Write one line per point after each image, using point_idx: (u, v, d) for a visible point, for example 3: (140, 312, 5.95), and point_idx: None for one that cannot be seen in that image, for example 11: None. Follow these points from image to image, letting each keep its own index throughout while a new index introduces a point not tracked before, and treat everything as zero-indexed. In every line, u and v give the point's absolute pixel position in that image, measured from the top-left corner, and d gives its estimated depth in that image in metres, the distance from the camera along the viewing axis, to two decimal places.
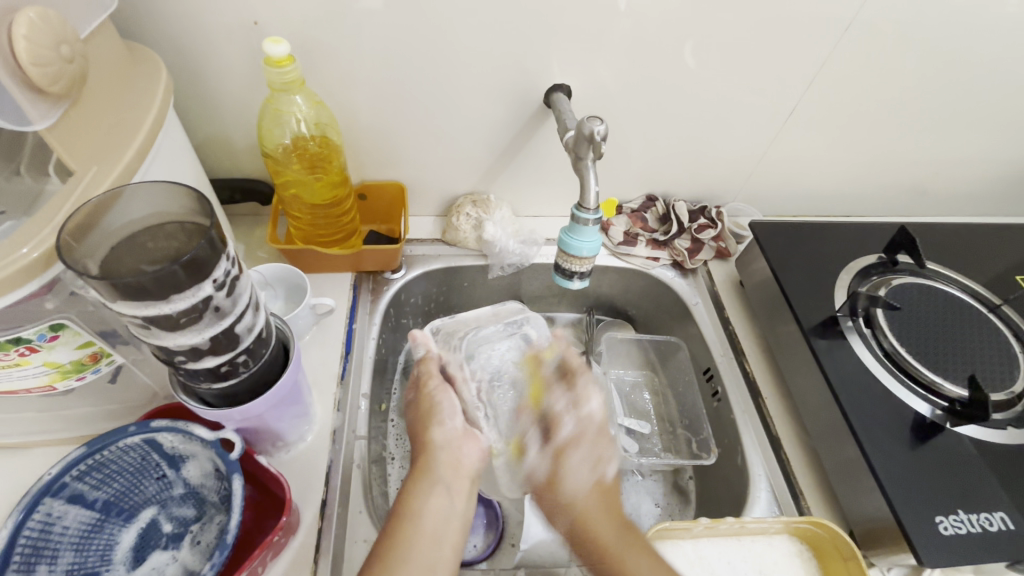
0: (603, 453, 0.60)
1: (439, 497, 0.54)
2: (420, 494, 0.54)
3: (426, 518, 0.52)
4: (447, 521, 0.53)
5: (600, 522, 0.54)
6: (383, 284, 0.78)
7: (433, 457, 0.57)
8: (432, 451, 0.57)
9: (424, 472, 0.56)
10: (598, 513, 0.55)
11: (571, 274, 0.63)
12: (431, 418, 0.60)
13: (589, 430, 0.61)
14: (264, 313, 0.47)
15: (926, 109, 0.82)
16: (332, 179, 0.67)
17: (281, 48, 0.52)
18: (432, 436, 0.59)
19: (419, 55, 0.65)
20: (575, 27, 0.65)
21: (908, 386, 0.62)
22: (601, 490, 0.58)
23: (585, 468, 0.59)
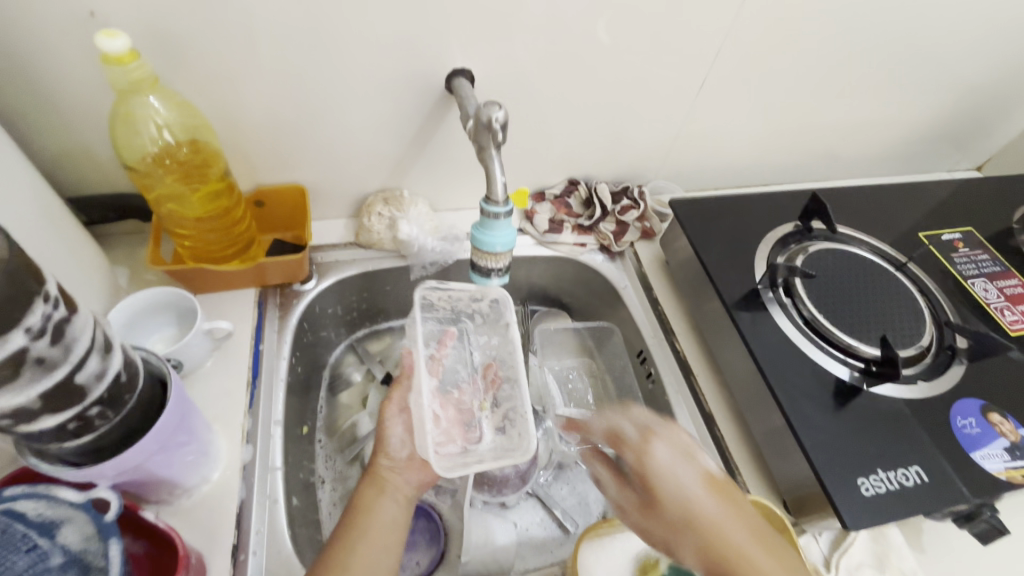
0: (685, 444, 0.51)
1: (388, 502, 0.56)
2: (370, 498, 0.56)
3: (385, 516, 0.55)
4: (393, 522, 0.55)
5: (675, 500, 0.48)
6: (292, 298, 0.71)
7: (377, 470, 0.58)
8: (377, 466, 0.58)
9: (372, 479, 0.57)
10: (720, 513, 0.46)
11: (488, 271, 0.59)
12: (383, 443, 0.60)
13: (662, 432, 0.51)
14: (119, 348, 0.42)
15: (829, 75, 0.84)
16: (214, 188, 0.60)
17: (119, 42, 0.44)
18: (380, 449, 0.60)
19: (303, 45, 0.59)
20: (470, 7, 0.61)
21: (827, 351, 0.63)
22: (712, 483, 0.48)
23: (678, 463, 0.49)
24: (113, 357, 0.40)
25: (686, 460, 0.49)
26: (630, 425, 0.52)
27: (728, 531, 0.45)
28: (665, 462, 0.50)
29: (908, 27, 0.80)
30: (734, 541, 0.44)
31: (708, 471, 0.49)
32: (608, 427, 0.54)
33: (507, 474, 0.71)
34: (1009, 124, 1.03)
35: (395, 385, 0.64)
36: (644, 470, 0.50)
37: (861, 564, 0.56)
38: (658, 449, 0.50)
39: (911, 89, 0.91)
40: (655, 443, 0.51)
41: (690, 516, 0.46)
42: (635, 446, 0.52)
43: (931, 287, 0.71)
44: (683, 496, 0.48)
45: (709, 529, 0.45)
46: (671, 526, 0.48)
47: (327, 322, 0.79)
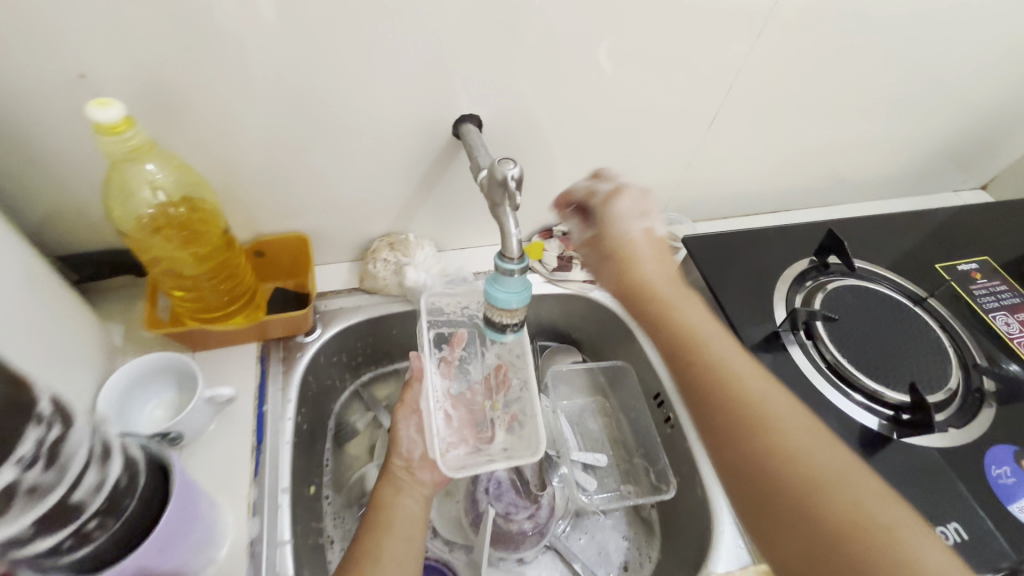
0: (648, 207, 0.61)
1: (405, 499, 0.61)
2: (391, 498, 0.61)
3: (395, 516, 0.59)
4: (414, 518, 0.60)
5: (654, 287, 0.57)
6: (296, 351, 0.68)
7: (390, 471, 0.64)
8: (392, 467, 0.64)
9: (386, 481, 0.63)
10: (660, 279, 0.58)
11: (503, 327, 0.56)
12: (398, 445, 0.66)
13: (637, 198, 0.61)
14: (119, 447, 0.41)
15: (836, 102, 0.83)
16: (212, 246, 0.57)
17: (113, 111, 0.41)
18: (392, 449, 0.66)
19: (303, 96, 0.56)
20: (477, 52, 0.59)
21: (853, 398, 0.61)
22: (654, 242, 0.60)
23: (636, 217, 0.60)
24: (112, 463, 0.39)
25: (642, 219, 0.60)
26: (618, 207, 0.60)
27: (749, 383, 0.49)
28: (650, 252, 0.60)
29: (914, 55, 0.79)
30: (753, 388, 0.49)
31: (721, 330, 0.55)
32: (582, 216, 0.64)
33: (523, 531, 0.69)
34: (1015, 143, 1.02)
35: (408, 387, 0.71)
36: (666, 317, 0.55)
37: None
38: (687, 310, 0.56)
39: (917, 112, 0.90)
40: (619, 197, 0.61)
41: (693, 364, 0.51)
42: (608, 235, 0.60)
43: (952, 321, 0.69)
44: (625, 236, 0.60)
45: (740, 383, 0.49)
46: (615, 250, 0.60)
47: (332, 371, 0.76)
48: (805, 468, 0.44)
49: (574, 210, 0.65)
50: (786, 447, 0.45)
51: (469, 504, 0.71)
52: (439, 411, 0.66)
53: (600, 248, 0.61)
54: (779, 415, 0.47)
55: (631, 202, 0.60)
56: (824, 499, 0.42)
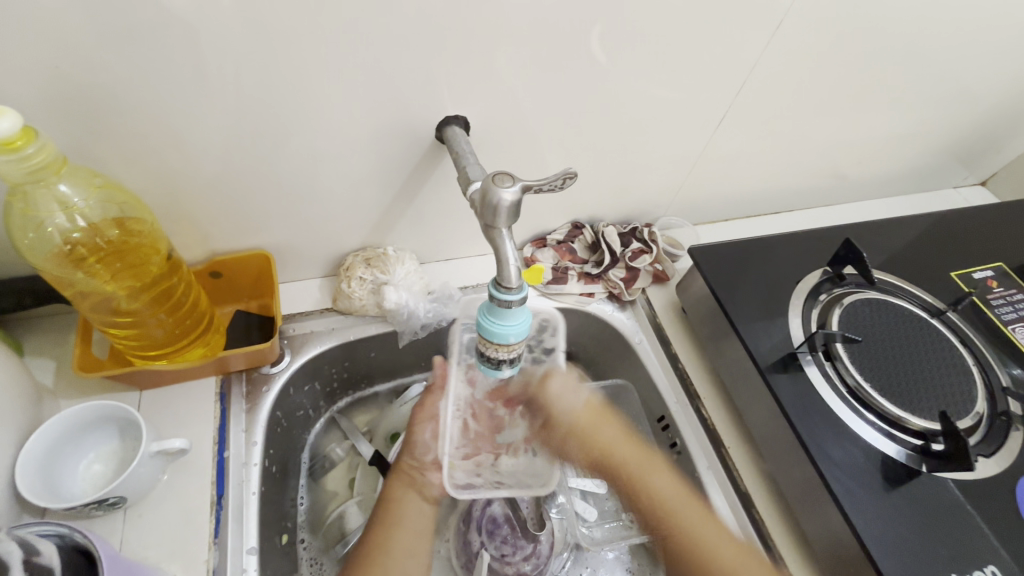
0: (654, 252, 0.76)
1: (415, 499, 0.58)
2: (399, 500, 0.57)
3: (402, 516, 0.56)
4: (422, 518, 0.57)
5: (625, 461, 0.61)
6: (261, 383, 0.60)
7: (399, 469, 0.59)
8: (400, 466, 0.60)
9: (395, 479, 0.59)
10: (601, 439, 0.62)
11: (498, 362, 0.49)
12: (412, 446, 0.61)
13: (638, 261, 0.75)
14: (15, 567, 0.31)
15: (846, 99, 0.77)
16: (153, 275, 0.49)
17: (4, 123, 0.33)
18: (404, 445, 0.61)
19: (259, 97, 0.48)
20: (463, 46, 0.51)
21: (877, 426, 0.57)
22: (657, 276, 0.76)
23: (570, 394, 0.60)
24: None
25: (579, 393, 0.61)
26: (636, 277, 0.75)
27: (703, 532, 0.55)
28: (602, 411, 0.63)
29: (930, 49, 0.74)
30: (704, 534, 0.55)
31: (675, 479, 0.60)
32: (565, 385, 0.60)
33: (522, 573, 0.63)
34: (1018, 139, 0.99)
35: (430, 389, 0.64)
36: (648, 490, 0.59)
37: None
38: (658, 483, 0.59)
39: (926, 110, 0.86)
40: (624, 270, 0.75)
41: (669, 516, 0.57)
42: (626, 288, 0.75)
43: (973, 336, 0.65)
44: (574, 412, 0.61)
45: (693, 533, 0.56)
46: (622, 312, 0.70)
47: (304, 401, 0.68)
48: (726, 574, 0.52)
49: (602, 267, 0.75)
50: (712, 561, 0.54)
51: (461, 545, 0.65)
52: (455, 420, 0.58)
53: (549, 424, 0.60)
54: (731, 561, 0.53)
55: (630, 272, 0.75)
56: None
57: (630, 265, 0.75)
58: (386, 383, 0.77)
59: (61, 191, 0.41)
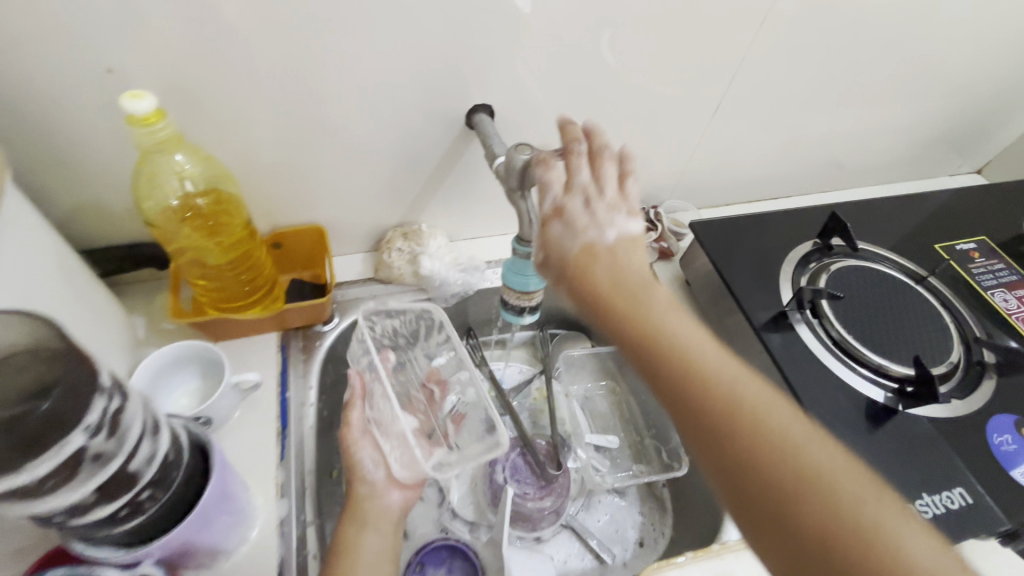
0: (662, 230, 0.84)
1: (373, 534, 0.55)
2: (352, 534, 0.54)
3: (368, 556, 0.53)
4: (380, 557, 0.54)
5: (618, 291, 0.48)
6: (315, 339, 0.70)
7: (357, 500, 0.57)
8: (357, 493, 0.57)
9: (353, 515, 0.56)
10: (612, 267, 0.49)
11: (520, 309, 0.59)
12: (356, 468, 0.59)
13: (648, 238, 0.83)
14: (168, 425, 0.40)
15: (837, 88, 0.84)
16: (238, 236, 0.59)
17: (145, 102, 0.43)
18: (355, 474, 0.58)
19: (325, 88, 0.58)
20: (489, 43, 0.60)
21: (859, 373, 0.63)
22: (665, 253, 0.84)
23: (570, 236, 0.50)
24: (164, 433, 0.37)
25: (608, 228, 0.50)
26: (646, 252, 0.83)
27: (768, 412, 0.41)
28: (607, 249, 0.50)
29: (912, 42, 0.81)
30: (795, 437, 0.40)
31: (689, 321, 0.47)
32: (567, 228, 0.50)
33: (541, 509, 0.72)
34: (1010, 126, 1.04)
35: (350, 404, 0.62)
36: (642, 319, 0.47)
37: None
38: (783, 421, 0.41)
39: (914, 99, 0.92)
40: None
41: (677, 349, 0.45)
42: None
43: (952, 298, 0.72)
44: (569, 257, 0.50)
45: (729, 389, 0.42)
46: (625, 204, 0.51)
47: None
48: (730, 396, 0.42)
49: None
50: (813, 476, 0.38)
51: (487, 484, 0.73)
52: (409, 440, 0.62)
53: (551, 269, 0.52)
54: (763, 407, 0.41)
55: None
56: (827, 491, 0.37)
57: None
58: None
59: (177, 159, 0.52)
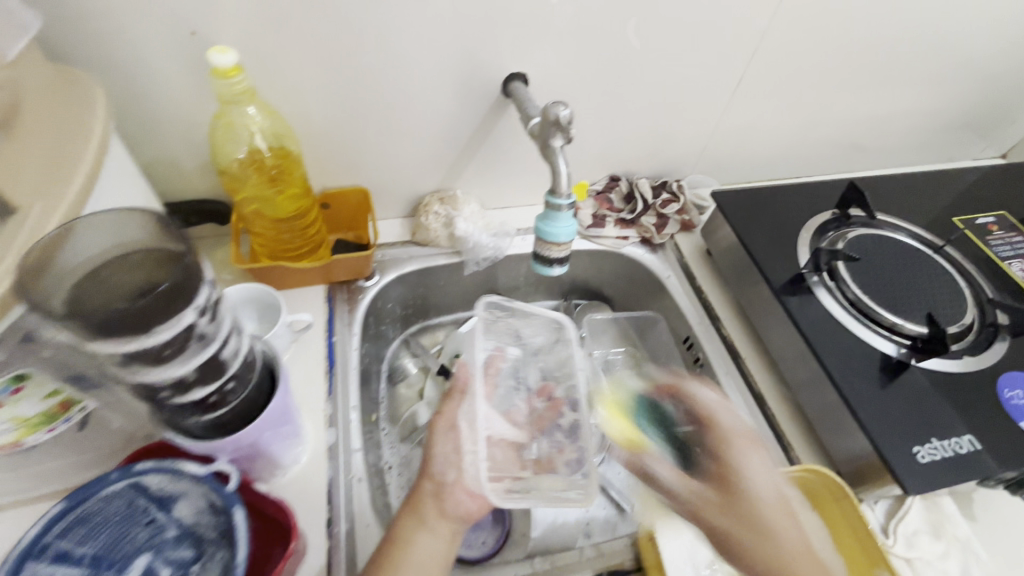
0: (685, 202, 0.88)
1: (427, 532, 0.53)
2: (408, 528, 0.53)
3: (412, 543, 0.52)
4: (429, 559, 0.52)
5: None
6: (358, 292, 0.75)
7: (424, 495, 0.55)
8: (424, 490, 0.56)
9: (414, 510, 0.54)
10: None
11: (550, 261, 0.63)
12: (429, 465, 0.57)
13: (672, 210, 0.87)
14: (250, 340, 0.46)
15: (860, 67, 0.87)
16: (297, 190, 0.65)
17: (229, 57, 0.49)
18: (427, 470, 0.57)
19: (376, 55, 0.63)
20: (525, 16, 0.65)
21: (873, 330, 0.66)
22: (687, 225, 0.88)
23: None
24: (245, 335, 0.43)
25: None
26: (670, 224, 0.87)
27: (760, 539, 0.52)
28: None
29: (934, 22, 0.83)
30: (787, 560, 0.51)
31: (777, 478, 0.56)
32: None
33: None
34: None
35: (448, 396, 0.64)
36: None
37: (916, 529, 0.59)
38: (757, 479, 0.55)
39: (937, 80, 0.94)
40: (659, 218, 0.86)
41: None
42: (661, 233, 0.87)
43: (968, 266, 0.74)
44: None
45: None
46: None
47: (386, 317, 0.82)
48: None
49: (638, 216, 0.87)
50: (783, 563, 0.50)
51: None
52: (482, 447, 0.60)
53: None
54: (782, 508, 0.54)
55: (663, 220, 0.87)
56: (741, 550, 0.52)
57: (663, 213, 0.86)
58: (448, 315, 0.90)
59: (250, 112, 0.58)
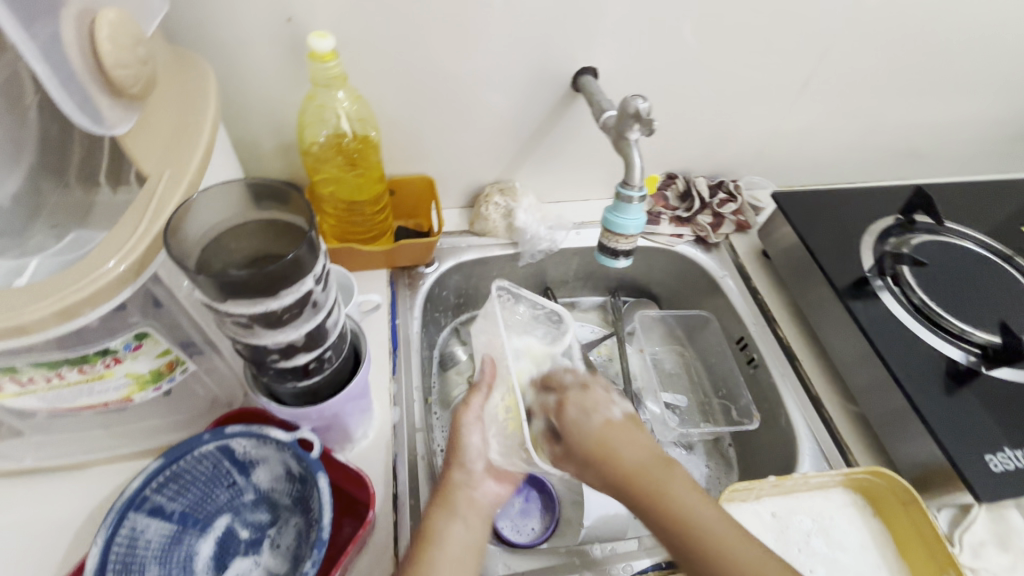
0: (741, 203, 0.88)
1: (457, 521, 0.51)
2: (441, 518, 0.51)
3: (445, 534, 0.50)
4: (461, 547, 0.50)
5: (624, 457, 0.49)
6: (419, 278, 0.77)
7: (454, 487, 0.54)
8: (452, 480, 0.54)
9: (444, 500, 0.53)
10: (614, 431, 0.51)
11: (616, 253, 0.64)
12: (459, 453, 0.56)
13: (728, 210, 0.87)
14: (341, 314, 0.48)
15: (929, 72, 0.85)
16: (375, 175, 0.68)
17: (327, 42, 0.51)
18: (456, 459, 0.56)
19: (454, 45, 0.65)
20: (600, 10, 0.66)
21: (941, 336, 0.65)
22: (743, 225, 0.88)
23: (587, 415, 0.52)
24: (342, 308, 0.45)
25: (605, 411, 0.53)
26: (725, 224, 0.87)
27: (678, 490, 0.48)
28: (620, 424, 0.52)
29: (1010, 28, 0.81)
30: (685, 502, 0.47)
31: (615, 424, 0.52)
32: (580, 411, 0.53)
33: None
34: None
35: (473, 390, 0.60)
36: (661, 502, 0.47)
37: (983, 540, 0.58)
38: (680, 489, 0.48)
39: (1008, 88, 0.91)
40: (715, 218, 0.86)
41: (692, 531, 0.46)
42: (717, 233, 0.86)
43: None
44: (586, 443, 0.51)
45: (680, 507, 0.47)
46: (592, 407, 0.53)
47: (441, 304, 0.83)
48: (677, 506, 0.47)
49: (693, 215, 0.87)
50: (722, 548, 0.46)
51: None
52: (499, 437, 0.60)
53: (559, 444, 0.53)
54: (688, 516, 0.47)
55: (719, 220, 0.86)
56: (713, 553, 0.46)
57: (719, 213, 0.86)
58: None
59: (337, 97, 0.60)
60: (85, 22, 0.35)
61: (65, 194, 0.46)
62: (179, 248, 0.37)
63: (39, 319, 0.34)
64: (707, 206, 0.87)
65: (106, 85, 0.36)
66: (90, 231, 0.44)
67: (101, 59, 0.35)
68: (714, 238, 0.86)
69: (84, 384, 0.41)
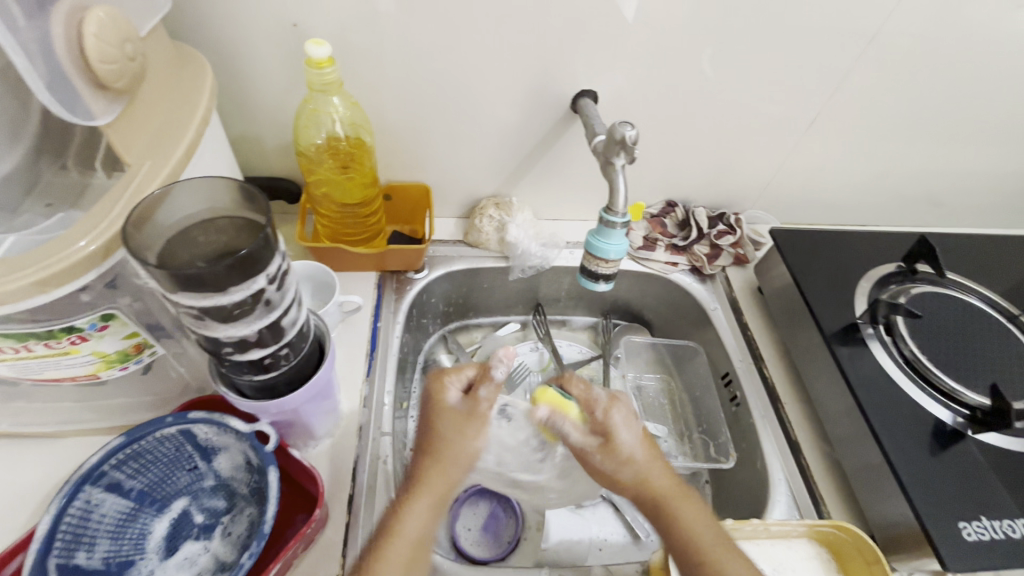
0: (741, 236, 0.86)
1: (432, 519, 0.50)
2: (410, 512, 0.49)
3: (417, 533, 0.48)
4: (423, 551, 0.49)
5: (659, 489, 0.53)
6: (407, 283, 0.78)
7: (437, 474, 0.52)
8: (440, 466, 0.52)
9: (422, 491, 0.51)
10: (658, 474, 0.54)
11: (597, 276, 0.64)
12: (450, 447, 0.54)
13: (727, 242, 0.85)
14: (307, 311, 0.49)
15: (947, 119, 0.83)
16: (365, 178, 0.69)
17: (323, 49, 0.54)
18: (449, 456, 0.53)
19: (457, 60, 0.66)
20: (603, 34, 0.66)
21: (929, 393, 0.63)
22: (741, 259, 0.86)
23: (633, 439, 0.56)
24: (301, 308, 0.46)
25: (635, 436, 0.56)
26: (722, 257, 0.85)
27: (682, 511, 0.52)
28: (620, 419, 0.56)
29: None
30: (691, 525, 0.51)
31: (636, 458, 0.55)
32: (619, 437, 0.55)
33: None
34: None
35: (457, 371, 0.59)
36: (676, 519, 0.51)
37: None
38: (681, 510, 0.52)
39: None
40: (712, 249, 0.85)
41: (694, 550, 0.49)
42: (713, 265, 0.85)
43: None
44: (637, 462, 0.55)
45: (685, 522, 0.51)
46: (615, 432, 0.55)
47: (429, 311, 0.84)
48: (684, 526, 0.51)
49: (690, 244, 0.86)
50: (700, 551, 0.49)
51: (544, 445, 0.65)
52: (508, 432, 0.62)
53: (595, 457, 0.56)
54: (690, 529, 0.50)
55: (715, 252, 0.85)
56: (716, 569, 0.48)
57: (716, 244, 0.85)
58: (487, 318, 0.91)
59: (334, 102, 0.62)
60: (76, 19, 0.38)
61: (59, 175, 0.49)
62: (142, 237, 0.39)
63: (4, 292, 0.36)
64: (705, 236, 0.86)
65: (91, 80, 0.39)
66: (75, 212, 0.46)
67: (86, 54, 0.38)
68: (709, 270, 0.85)
69: (52, 357, 0.43)
